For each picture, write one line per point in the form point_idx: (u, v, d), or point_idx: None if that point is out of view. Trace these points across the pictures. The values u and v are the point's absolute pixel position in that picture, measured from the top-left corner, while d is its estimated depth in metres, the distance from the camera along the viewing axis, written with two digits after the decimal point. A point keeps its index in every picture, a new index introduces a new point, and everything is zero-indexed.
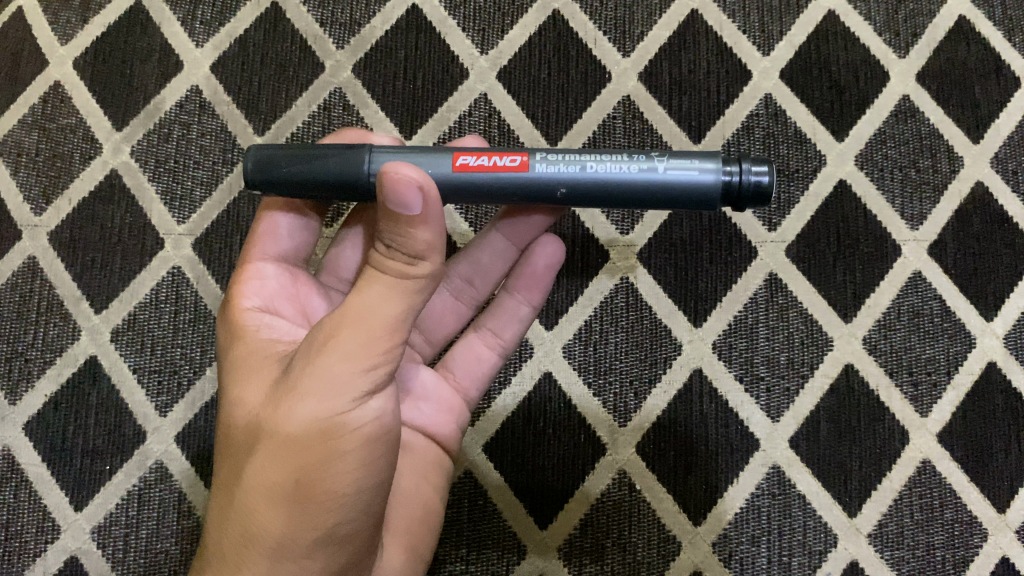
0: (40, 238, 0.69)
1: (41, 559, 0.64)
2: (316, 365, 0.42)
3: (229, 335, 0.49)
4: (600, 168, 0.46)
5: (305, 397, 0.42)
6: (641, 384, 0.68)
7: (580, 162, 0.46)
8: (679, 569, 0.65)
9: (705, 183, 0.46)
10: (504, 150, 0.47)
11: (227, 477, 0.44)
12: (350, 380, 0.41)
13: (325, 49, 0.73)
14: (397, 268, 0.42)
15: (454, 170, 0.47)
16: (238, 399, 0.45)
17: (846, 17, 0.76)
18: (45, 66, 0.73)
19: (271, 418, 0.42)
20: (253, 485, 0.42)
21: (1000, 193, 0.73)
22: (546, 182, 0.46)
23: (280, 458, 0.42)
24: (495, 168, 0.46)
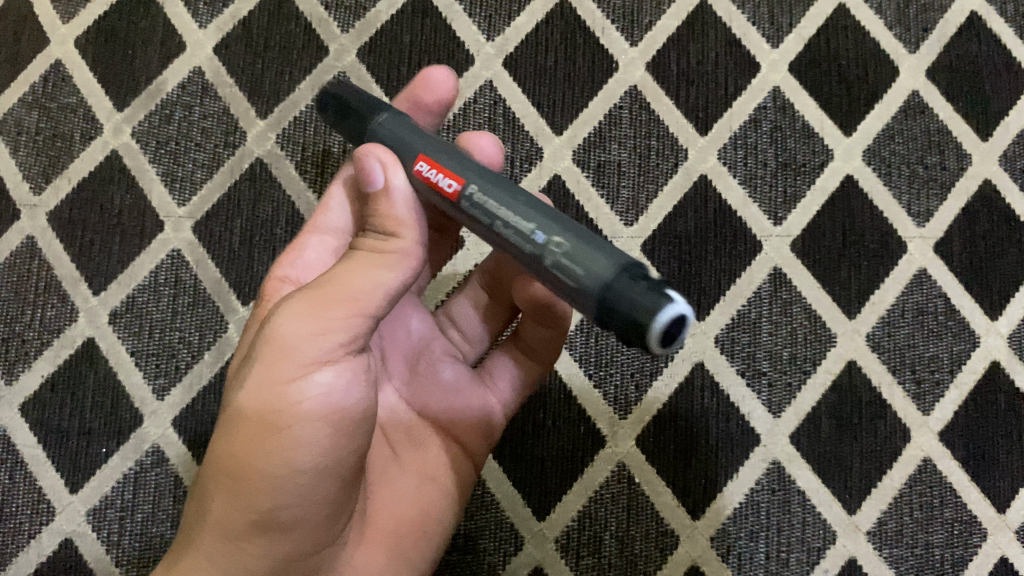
0: (39, 219, 0.69)
1: (35, 542, 0.64)
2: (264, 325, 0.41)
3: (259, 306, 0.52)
4: (503, 227, 0.40)
5: (252, 354, 0.41)
6: (642, 377, 0.68)
7: (491, 215, 0.40)
8: (676, 564, 0.65)
9: (585, 290, 0.37)
10: (451, 168, 0.42)
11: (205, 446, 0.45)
12: (287, 345, 0.40)
13: (329, 32, 0.73)
14: (370, 245, 0.43)
15: (411, 172, 0.44)
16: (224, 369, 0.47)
17: (857, 10, 0.75)
18: (46, 44, 0.72)
19: (233, 385, 0.42)
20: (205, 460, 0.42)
21: (1007, 191, 0.72)
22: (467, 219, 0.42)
23: (224, 430, 0.41)
24: (432, 184, 0.42)
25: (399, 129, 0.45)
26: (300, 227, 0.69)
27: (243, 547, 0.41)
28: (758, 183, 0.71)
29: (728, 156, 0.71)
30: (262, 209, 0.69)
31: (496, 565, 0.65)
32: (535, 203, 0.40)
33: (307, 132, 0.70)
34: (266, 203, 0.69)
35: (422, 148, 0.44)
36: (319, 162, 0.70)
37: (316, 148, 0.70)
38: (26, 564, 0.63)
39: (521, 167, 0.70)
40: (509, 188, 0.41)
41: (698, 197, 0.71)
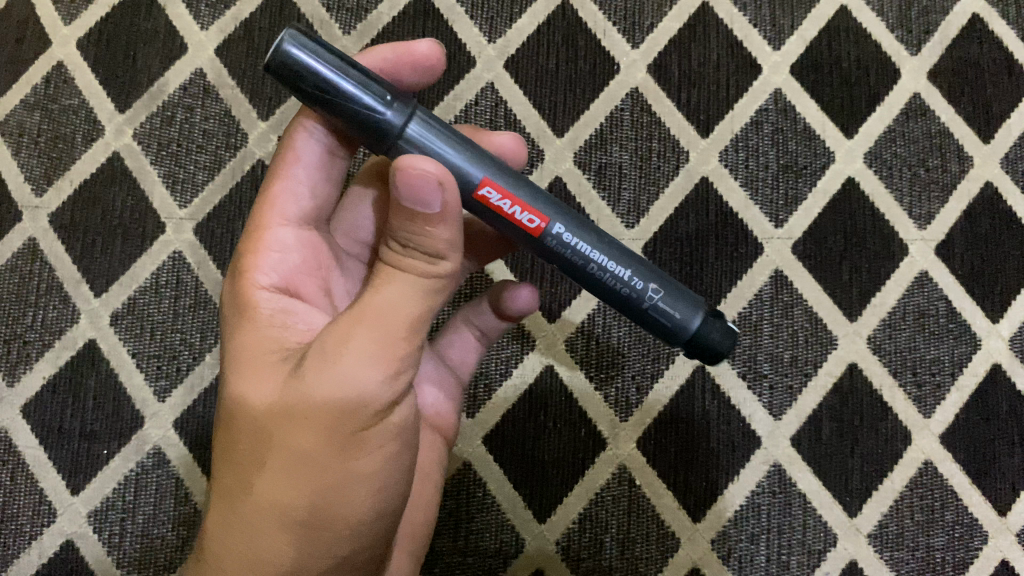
0: (41, 220, 0.69)
1: (37, 543, 0.64)
2: (323, 363, 0.39)
3: (234, 320, 0.45)
4: (598, 271, 0.42)
5: (309, 399, 0.39)
6: (643, 379, 0.68)
7: (585, 259, 0.42)
8: (677, 566, 0.65)
9: (676, 332, 0.43)
10: (534, 202, 0.41)
11: (233, 487, 0.41)
12: (364, 393, 0.39)
13: (331, 34, 0.73)
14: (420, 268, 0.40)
15: (474, 197, 0.40)
16: (231, 388, 0.42)
17: (858, 12, 0.75)
18: (48, 46, 0.72)
19: (282, 427, 0.40)
20: (252, 498, 0.40)
21: (1009, 194, 0.72)
22: (550, 254, 0.42)
23: (287, 473, 0.40)
24: (512, 219, 0.41)
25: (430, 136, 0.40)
26: None
27: None
28: (760, 185, 0.71)
29: (729, 159, 0.71)
30: None
31: (497, 568, 0.65)
32: (616, 244, 0.43)
33: None
34: None
35: (487, 168, 0.40)
36: None
37: None
38: (28, 565, 0.64)
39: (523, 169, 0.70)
40: (593, 228, 0.42)
41: (700, 199, 0.71)
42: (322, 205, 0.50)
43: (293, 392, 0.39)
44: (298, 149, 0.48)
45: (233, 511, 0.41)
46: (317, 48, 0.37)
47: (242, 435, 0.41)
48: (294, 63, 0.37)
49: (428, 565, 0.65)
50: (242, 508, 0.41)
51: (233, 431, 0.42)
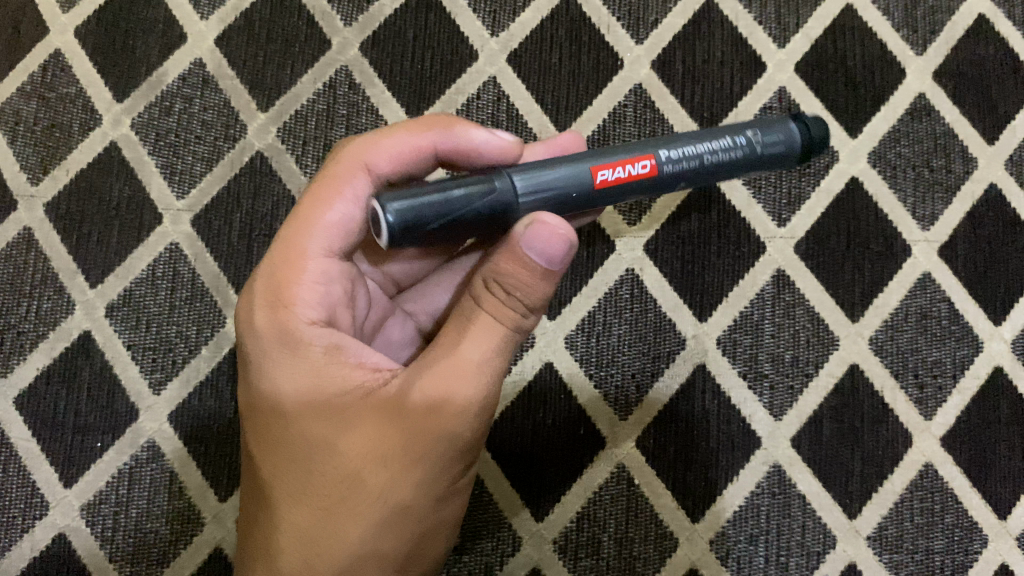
0: (36, 210, 0.68)
1: (29, 536, 0.63)
2: (410, 414, 0.41)
3: (288, 347, 0.43)
4: (713, 154, 0.44)
5: (414, 450, 0.41)
6: (643, 378, 0.67)
7: (699, 155, 0.44)
8: (675, 566, 0.65)
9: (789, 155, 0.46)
10: (631, 154, 0.43)
11: (319, 530, 0.42)
12: (452, 444, 0.41)
13: (332, 25, 0.72)
14: (498, 324, 0.42)
15: (598, 188, 0.43)
16: (301, 430, 0.43)
17: (864, 11, 0.74)
18: (46, 34, 0.71)
19: (379, 476, 0.41)
20: (333, 542, 0.42)
21: (1013, 195, 0.71)
22: (673, 181, 0.44)
23: (383, 520, 0.42)
24: (631, 177, 0.43)
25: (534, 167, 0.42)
26: None
27: None
28: (762, 183, 0.70)
29: None
30: (262, 203, 0.68)
31: (493, 566, 0.64)
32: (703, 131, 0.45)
33: (309, 126, 0.70)
34: (266, 198, 0.68)
35: (587, 162, 0.43)
36: (320, 156, 0.69)
37: (318, 142, 0.69)
38: (20, 558, 0.63)
39: None
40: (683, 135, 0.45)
41: (702, 196, 0.70)
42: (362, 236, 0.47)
43: (378, 439, 0.41)
44: (348, 183, 0.46)
45: (318, 551, 0.42)
46: (414, 198, 0.38)
47: (331, 478, 0.42)
48: (409, 215, 0.38)
49: None
50: (324, 550, 0.42)
51: (307, 473, 0.42)
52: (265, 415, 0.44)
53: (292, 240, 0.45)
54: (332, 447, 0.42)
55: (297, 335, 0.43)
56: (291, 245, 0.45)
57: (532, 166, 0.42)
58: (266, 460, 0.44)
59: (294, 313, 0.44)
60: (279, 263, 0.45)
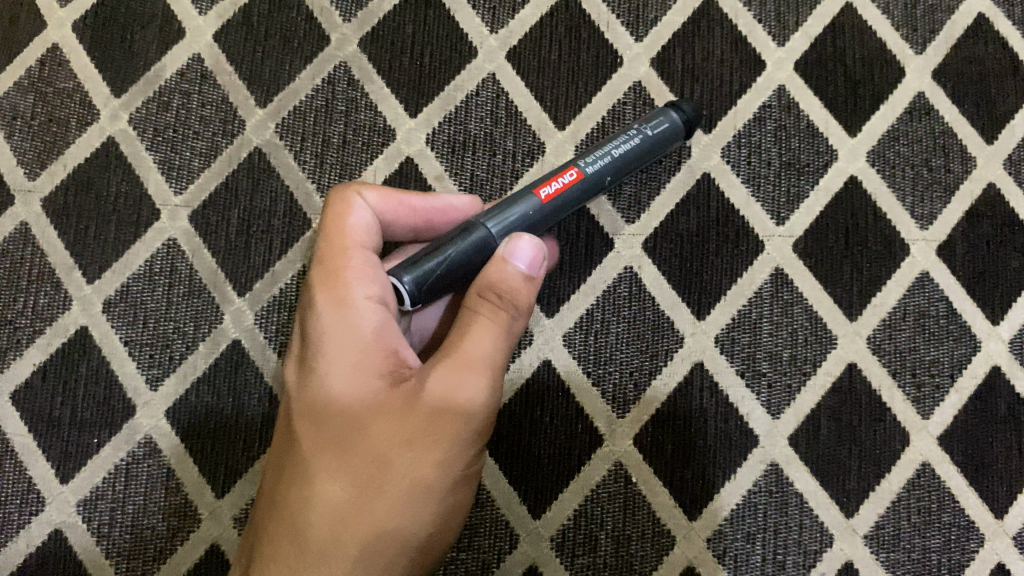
0: (33, 205, 0.68)
1: (24, 532, 0.63)
2: (443, 395, 0.46)
3: (335, 325, 0.47)
4: (618, 148, 0.61)
5: (439, 423, 0.46)
6: (641, 376, 0.67)
7: (608, 153, 0.60)
8: (672, 564, 0.65)
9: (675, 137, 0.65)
10: (558, 172, 0.57)
11: (352, 496, 0.45)
12: (472, 418, 0.46)
13: (331, 21, 0.72)
14: (504, 319, 0.48)
15: (546, 201, 0.55)
16: (349, 411, 0.46)
17: (864, 9, 0.74)
18: (43, 28, 0.71)
19: (410, 444, 0.45)
20: (365, 505, 0.45)
21: (1011, 195, 0.71)
22: (599, 177, 0.59)
23: (409, 487, 0.45)
24: (567, 186, 0.56)
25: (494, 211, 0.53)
26: (297, 218, 0.68)
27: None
28: (761, 182, 0.70)
29: (731, 155, 0.71)
30: (260, 199, 0.68)
31: (490, 564, 0.64)
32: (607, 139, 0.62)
33: (307, 122, 0.70)
34: (263, 194, 0.68)
35: (529, 189, 0.56)
36: (319, 153, 0.69)
37: (316, 139, 0.69)
38: (15, 554, 0.63)
39: (523, 162, 0.70)
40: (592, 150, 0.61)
41: (701, 195, 0.70)
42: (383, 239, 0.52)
43: (417, 419, 0.46)
44: (361, 193, 0.52)
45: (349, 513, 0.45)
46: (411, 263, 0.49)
47: (366, 447, 0.46)
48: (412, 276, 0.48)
49: None
50: (358, 524, 0.45)
51: (348, 451, 0.46)
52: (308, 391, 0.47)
53: (333, 238, 0.50)
54: (374, 427, 0.46)
55: (350, 320, 0.47)
56: (333, 239, 0.49)
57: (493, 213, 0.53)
58: (308, 439, 0.47)
59: (348, 297, 0.47)
60: (327, 256, 0.49)
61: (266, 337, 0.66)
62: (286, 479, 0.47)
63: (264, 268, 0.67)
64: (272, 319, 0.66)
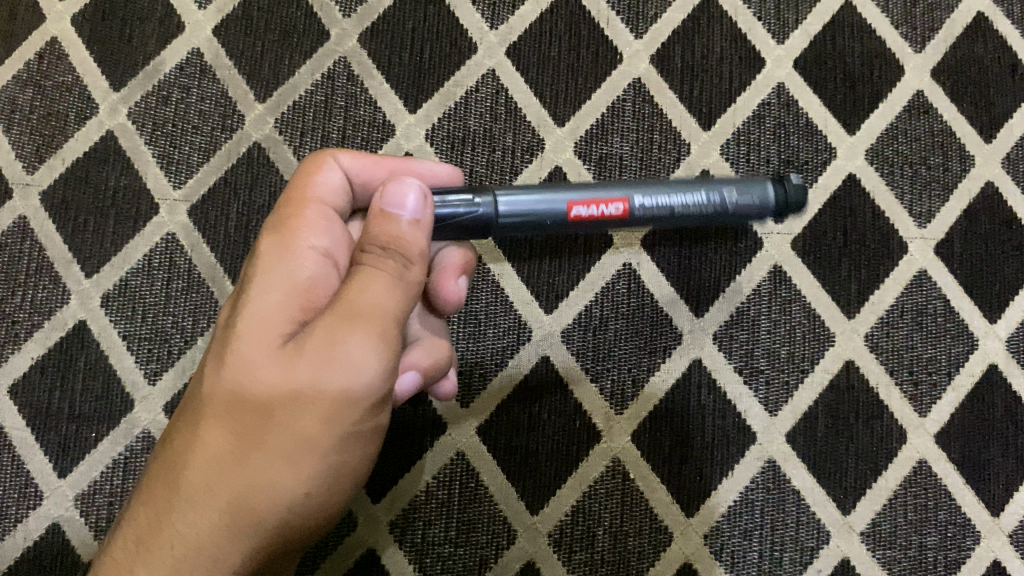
0: (32, 199, 0.68)
1: (22, 526, 0.63)
2: (327, 350, 0.41)
3: (266, 264, 0.44)
4: (682, 206, 0.52)
5: (324, 371, 0.40)
6: (639, 372, 0.67)
7: (669, 207, 0.52)
8: (670, 560, 0.65)
9: (763, 209, 0.53)
10: (609, 197, 0.51)
11: (230, 444, 0.41)
12: (363, 372, 0.41)
13: (331, 16, 0.72)
14: (396, 267, 0.43)
15: (571, 220, 0.51)
16: (242, 359, 0.41)
17: (863, 8, 0.74)
18: (43, 22, 0.71)
19: (293, 397, 0.41)
20: (244, 456, 0.41)
21: (1009, 194, 0.72)
22: (641, 222, 0.52)
23: (289, 442, 0.41)
24: (601, 218, 0.51)
25: (520, 197, 0.50)
26: None
27: (271, 542, 0.42)
28: None
29: (730, 152, 0.71)
30: (259, 194, 0.68)
31: (488, 559, 0.64)
32: (681, 181, 0.53)
33: (307, 117, 0.70)
34: (263, 189, 0.68)
35: (568, 195, 0.51)
36: (318, 148, 0.69)
37: (316, 134, 0.69)
38: (13, 548, 0.63)
39: (522, 159, 0.70)
40: (662, 188, 0.52)
41: None
42: (343, 205, 0.51)
43: (302, 374, 0.41)
44: (340, 156, 0.51)
45: (226, 463, 0.41)
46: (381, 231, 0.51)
47: (253, 397, 0.41)
48: None
49: (419, 555, 0.64)
50: (230, 480, 0.41)
51: (233, 403, 0.41)
52: (221, 328, 0.44)
53: (296, 190, 0.49)
54: (265, 378, 0.41)
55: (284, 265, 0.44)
56: (294, 191, 0.49)
57: (516, 198, 0.50)
58: (205, 379, 0.42)
59: (293, 243, 0.45)
60: (284, 207, 0.48)
61: None
62: (177, 420, 0.43)
63: None
64: None
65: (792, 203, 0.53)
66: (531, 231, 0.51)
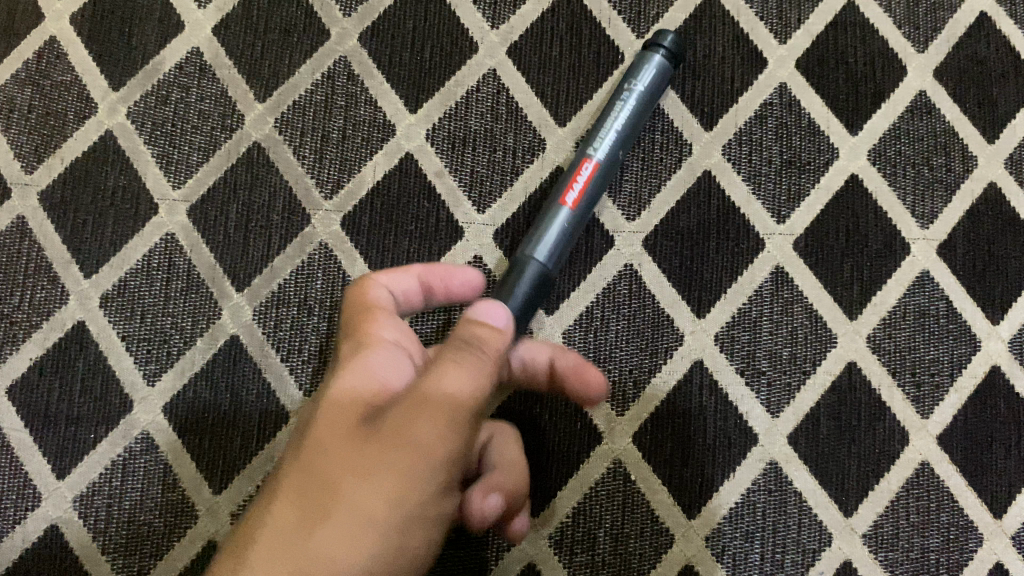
0: (30, 198, 0.67)
1: (20, 528, 0.63)
2: (407, 414, 0.41)
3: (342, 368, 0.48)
4: (622, 122, 0.66)
5: (400, 434, 0.41)
6: (640, 374, 0.67)
7: (616, 130, 0.66)
8: (671, 562, 0.64)
9: (663, 72, 0.68)
10: (576, 175, 0.64)
11: (299, 521, 0.40)
12: (439, 431, 0.41)
13: (331, 15, 0.71)
14: (474, 348, 0.45)
15: (576, 207, 0.64)
16: (325, 443, 0.42)
17: (866, 7, 0.74)
18: (42, 20, 0.70)
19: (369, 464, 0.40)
20: (311, 527, 0.39)
21: (1012, 195, 0.71)
22: (614, 156, 0.66)
23: (360, 511, 0.40)
24: (588, 183, 0.64)
25: (540, 243, 0.62)
26: (297, 213, 0.68)
27: None
28: (762, 179, 0.70)
29: (732, 152, 0.71)
30: (258, 194, 0.68)
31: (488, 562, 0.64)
32: (603, 119, 0.66)
33: (307, 117, 0.69)
34: (262, 189, 0.68)
35: (556, 202, 0.64)
36: (318, 148, 0.69)
37: (316, 134, 0.69)
38: (11, 549, 0.62)
39: (523, 159, 0.69)
40: (595, 132, 0.66)
41: (702, 192, 0.70)
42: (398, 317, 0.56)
43: (384, 449, 0.41)
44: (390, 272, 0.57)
45: (293, 537, 0.39)
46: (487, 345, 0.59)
47: (326, 469, 0.41)
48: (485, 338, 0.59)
49: None
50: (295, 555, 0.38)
51: (309, 479, 0.41)
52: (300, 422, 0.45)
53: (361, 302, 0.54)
54: (344, 453, 0.41)
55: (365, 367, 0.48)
56: (353, 310, 0.54)
57: (534, 241, 0.62)
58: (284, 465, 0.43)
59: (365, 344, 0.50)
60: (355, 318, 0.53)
61: (265, 333, 0.65)
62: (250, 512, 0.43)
63: (263, 263, 0.67)
64: (270, 315, 0.66)
65: (675, 51, 0.68)
66: (569, 241, 0.63)
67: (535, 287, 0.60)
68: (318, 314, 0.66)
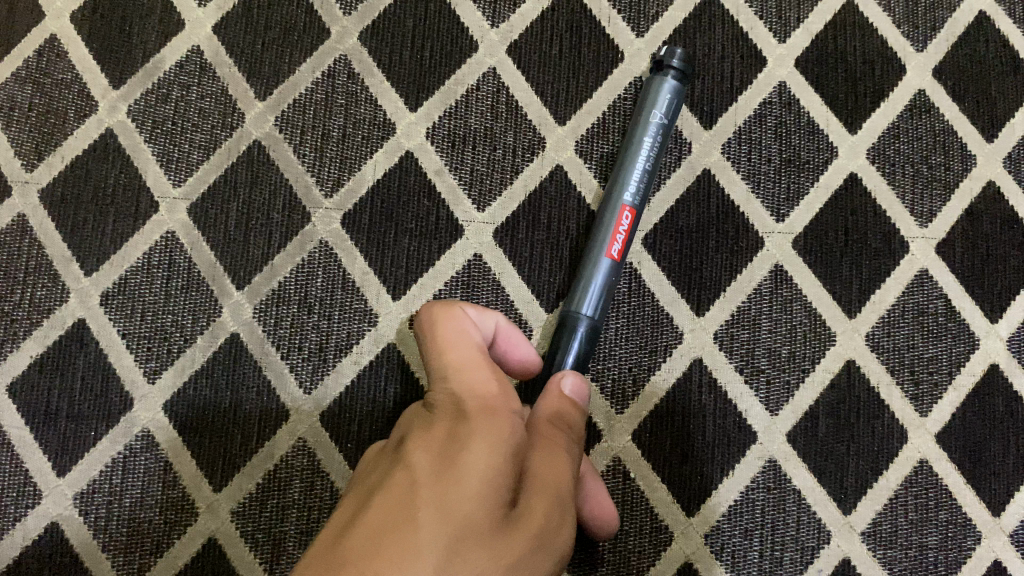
0: (31, 196, 0.67)
1: (21, 525, 0.63)
2: (544, 451, 0.45)
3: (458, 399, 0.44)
4: (648, 159, 0.66)
5: (535, 465, 0.43)
6: (640, 372, 0.67)
7: (643, 171, 0.66)
8: (671, 560, 0.64)
9: (677, 95, 0.67)
10: (613, 223, 0.65)
11: (466, 515, 0.36)
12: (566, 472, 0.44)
13: (331, 14, 0.71)
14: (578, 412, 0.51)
15: (620, 256, 0.65)
16: (474, 451, 0.40)
17: (865, 6, 0.74)
18: (42, 19, 0.70)
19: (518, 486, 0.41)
20: (479, 519, 0.37)
21: (1011, 193, 0.71)
22: (645, 194, 0.66)
23: (517, 522, 0.38)
24: (628, 229, 0.65)
25: (586, 297, 0.64)
26: (297, 211, 0.68)
27: None
28: (761, 178, 0.70)
29: (731, 151, 0.71)
30: (259, 192, 0.68)
31: None
32: (628, 160, 0.67)
33: (307, 115, 0.69)
34: (262, 187, 0.68)
35: (597, 253, 0.65)
36: (318, 146, 0.69)
37: (316, 132, 0.69)
38: (12, 546, 0.62)
39: (523, 157, 0.69)
40: (623, 174, 0.66)
41: (701, 191, 0.70)
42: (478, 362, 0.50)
43: (529, 481, 0.42)
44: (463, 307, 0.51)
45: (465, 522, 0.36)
46: None
47: (487, 468, 0.39)
48: None
49: None
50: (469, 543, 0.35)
51: (463, 478, 0.38)
52: (427, 431, 0.42)
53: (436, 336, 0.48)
54: (486, 534, 0.36)
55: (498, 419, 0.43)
56: (456, 346, 0.47)
57: (580, 298, 0.64)
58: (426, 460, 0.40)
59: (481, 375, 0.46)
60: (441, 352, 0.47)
61: (265, 331, 0.66)
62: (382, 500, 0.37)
63: (263, 261, 0.67)
64: (270, 313, 0.66)
65: (685, 70, 0.67)
66: (613, 288, 0.65)
67: (587, 344, 0.63)
68: (318, 313, 0.66)
